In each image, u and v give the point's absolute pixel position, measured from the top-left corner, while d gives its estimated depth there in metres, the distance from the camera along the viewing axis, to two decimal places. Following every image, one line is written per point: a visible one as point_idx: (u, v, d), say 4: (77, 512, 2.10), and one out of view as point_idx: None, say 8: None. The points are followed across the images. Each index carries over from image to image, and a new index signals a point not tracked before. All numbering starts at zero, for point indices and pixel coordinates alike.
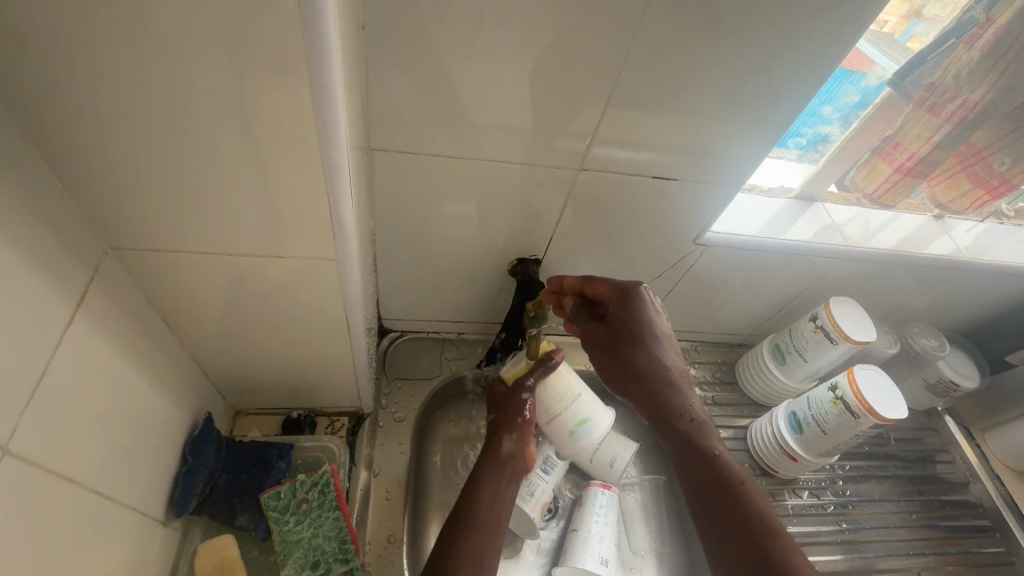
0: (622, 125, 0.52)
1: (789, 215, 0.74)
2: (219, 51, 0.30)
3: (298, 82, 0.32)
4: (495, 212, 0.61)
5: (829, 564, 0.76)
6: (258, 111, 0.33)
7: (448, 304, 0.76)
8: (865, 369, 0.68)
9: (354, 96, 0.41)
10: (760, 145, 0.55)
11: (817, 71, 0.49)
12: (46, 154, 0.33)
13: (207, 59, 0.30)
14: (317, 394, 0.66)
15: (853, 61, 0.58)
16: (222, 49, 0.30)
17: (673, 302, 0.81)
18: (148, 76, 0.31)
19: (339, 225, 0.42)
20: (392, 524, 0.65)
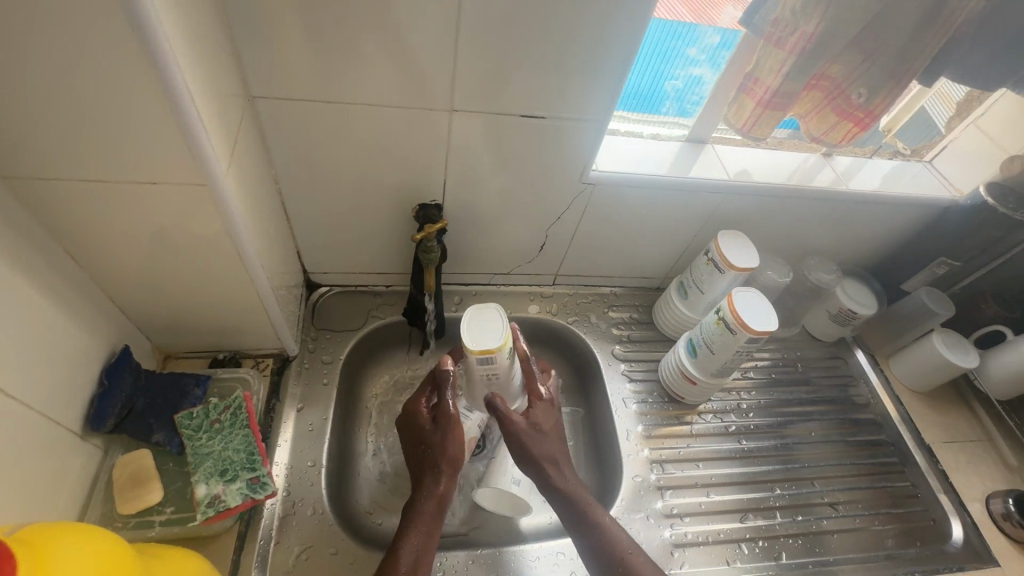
0: (479, 64, 0.57)
1: (677, 155, 0.80)
2: None
3: (126, 13, 0.36)
4: (386, 158, 0.66)
5: (724, 476, 0.81)
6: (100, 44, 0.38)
7: (365, 254, 0.82)
8: (744, 293, 0.73)
9: (208, 37, 0.46)
10: (615, 83, 0.60)
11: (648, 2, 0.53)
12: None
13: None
14: (238, 337, 0.71)
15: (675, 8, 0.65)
16: None
17: (582, 246, 0.87)
18: None
19: (206, 155, 0.47)
20: (314, 451, 0.71)
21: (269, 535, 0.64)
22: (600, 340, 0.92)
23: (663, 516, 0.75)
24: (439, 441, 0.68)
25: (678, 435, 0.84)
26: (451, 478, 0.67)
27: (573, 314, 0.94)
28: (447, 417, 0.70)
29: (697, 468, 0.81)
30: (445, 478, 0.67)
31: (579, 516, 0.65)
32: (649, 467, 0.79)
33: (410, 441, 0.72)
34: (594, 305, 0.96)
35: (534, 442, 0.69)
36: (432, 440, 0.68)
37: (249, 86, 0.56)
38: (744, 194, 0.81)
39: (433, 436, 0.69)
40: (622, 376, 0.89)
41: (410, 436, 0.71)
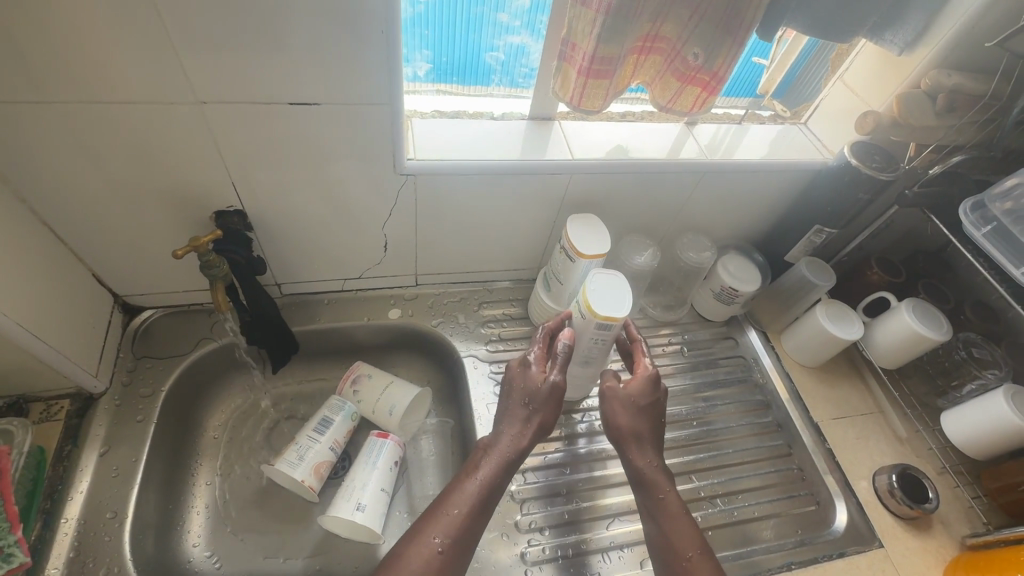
0: (205, 44, 0.48)
1: (517, 135, 0.72)
2: None
3: None
4: (148, 163, 0.58)
5: (593, 478, 0.75)
6: None
7: (178, 271, 0.73)
8: (598, 274, 0.66)
9: None
10: (387, 57, 0.52)
11: None
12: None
13: None
14: (12, 380, 0.62)
15: None
16: None
17: (432, 243, 0.79)
18: None
19: None
20: (117, 500, 0.63)
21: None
22: (467, 341, 0.85)
23: (520, 531, 0.69)
24: (546, 394, 0.62)
25: (550, 437, 0.78)
26: (535, 434, 0.62)
27: (439, 316, 0.87)
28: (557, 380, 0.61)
29: (564, 473, 0.75)
30: (528, 434, 0.61)
31: (649, 499, 0.60)
32: (510, 477, 0.73)
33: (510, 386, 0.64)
34: (464, 304, 0.89)
35: (625, 418, 0.62)
36: (538, 387, 0.61)
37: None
38: (595, 173, 0.74)
39: (547, 392, 0.61)
40: (489, 378, 0.82)
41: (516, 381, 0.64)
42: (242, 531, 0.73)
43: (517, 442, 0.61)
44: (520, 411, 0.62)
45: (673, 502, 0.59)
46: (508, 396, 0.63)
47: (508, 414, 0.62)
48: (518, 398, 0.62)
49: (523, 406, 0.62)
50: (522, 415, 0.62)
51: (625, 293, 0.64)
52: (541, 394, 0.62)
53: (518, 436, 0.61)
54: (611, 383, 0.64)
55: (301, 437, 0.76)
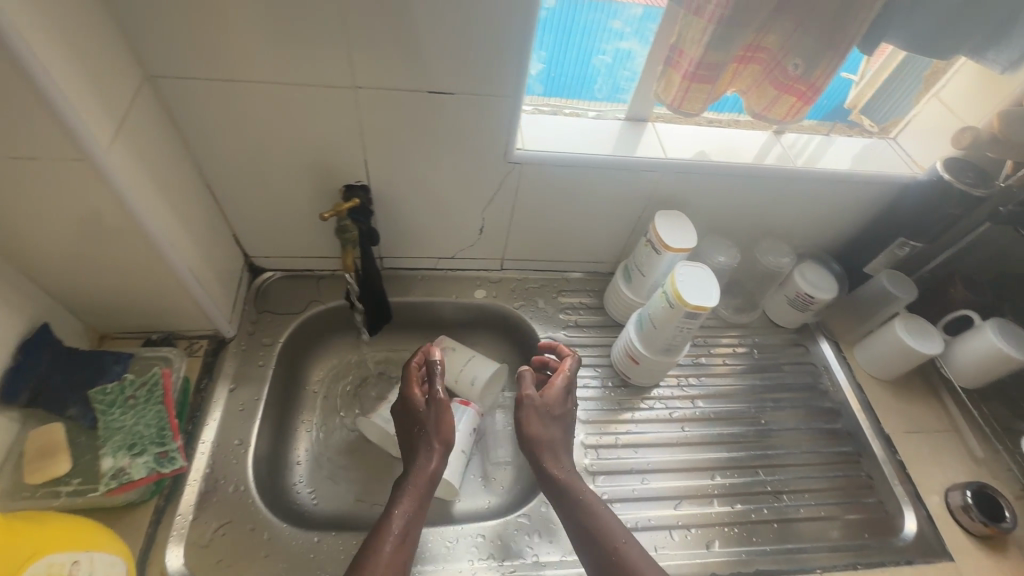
0: (373, 39, 0.56)
1: (615, 134, 0.78)
2: None
3: None
4: (302, 138, 0.66)
5: (662, 462, 0.79)
6: None
7: (302, 237, 0.82)
8: (685, 266, 0.70)
9: (79, 16, 0.46)
10: (520, 54, 0.59)
11: None
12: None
13: None
14: (168, 317, 0.73)
15: None
16: None
17: (523, 230, 0.86)
18: None
19: (80, 129, 0.46)
20: (243, 430, 0.73)
21: (185, 512, 0.65)
22: (546, 324, 0.91)
23: None
24: (442, 428, 0.71)
25: (620, 419, 0.83)
26: (442, 455, 0.71)
27: (521, 299, 0.93)
28: (439, 402, 0.73)
29: (634, 454, 0.79)
30: (436, 456, 0.70)
31: (578, 520, 0.64)
32: (584, 451, 0.78)
33: (405, 423, 0.74)
34: (544, 290, 0.95)
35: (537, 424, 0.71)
36: (427, 425, 0.71)
37: (146, 64, 0.56)
38: (685, 173, 0.78)
39: (448, 430, 0.71)
40: None
41: (404, 420, 0.74)
42: (338, 474, 0.81)
43: (428, 467, 0.69)
44: (427, 444, 0.71)
45: (591, 497, 0.66)
46: (409, 431, 0.73)
47: (419, 447, 0.71)
48: (418, 433, 0.72)
49: (420, 435, 0.72)
50: (423, 446, 0.71)
51: (710, 283, 0.68)
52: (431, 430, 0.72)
53: (430, 461, 0.69)
54: (528, 394, 0.72)
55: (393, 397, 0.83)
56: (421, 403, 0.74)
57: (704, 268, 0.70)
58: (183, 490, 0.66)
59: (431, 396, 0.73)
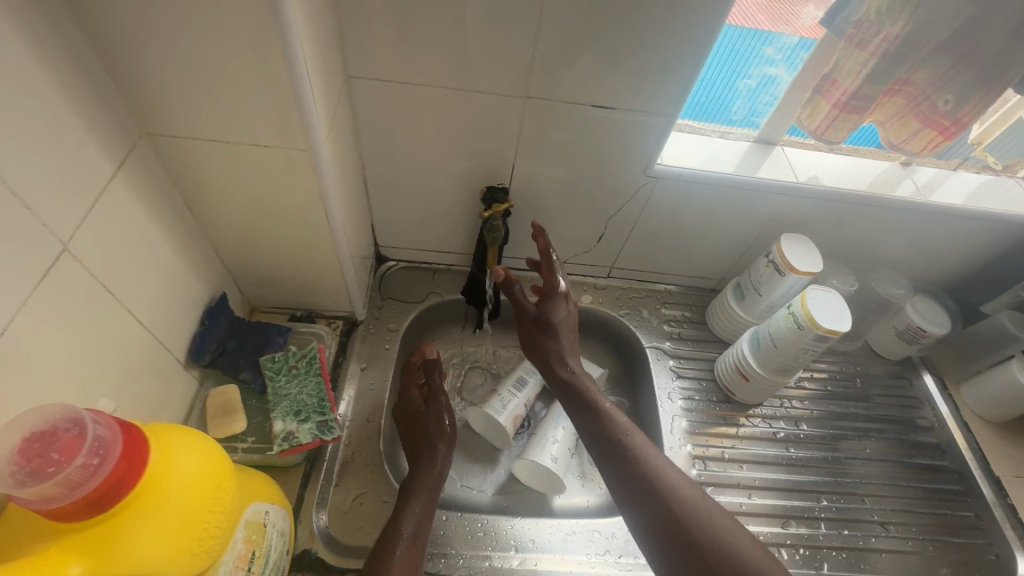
0: (555, 59, 0.60)
1: (746, 156, 0.80)
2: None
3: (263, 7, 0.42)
4: (462, 143, 0.71)
5: (768, 480, 0.80)
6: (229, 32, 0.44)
7: (433, 230, 0.88)
8: (817, 290, 0.72)
9: (321, 26, 0.52)
10: (685, 78, 0.63)
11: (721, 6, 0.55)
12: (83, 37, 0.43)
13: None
14: (314, 297, 0.78)
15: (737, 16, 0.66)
16: None
17: (640, 240, 0.89)
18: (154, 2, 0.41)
19: (310, 127, 0.52)
20: (373, 409, 0.78)
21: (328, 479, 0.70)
22: (650, 334, 0.93)
23: None
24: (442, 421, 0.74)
25: (726, 433, 0.83)
26: (448, 454, 0.72)
27: (625, 307, 0.96)
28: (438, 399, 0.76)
29: (740, 469, 0.80)
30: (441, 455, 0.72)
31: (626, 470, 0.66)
32: (691, 462, 0.80)
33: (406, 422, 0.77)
34: (646, 300, 0.97)
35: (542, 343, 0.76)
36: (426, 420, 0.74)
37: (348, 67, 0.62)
38: (812, 198, 0.80)
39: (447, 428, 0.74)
40: (669, 371, 0.89)
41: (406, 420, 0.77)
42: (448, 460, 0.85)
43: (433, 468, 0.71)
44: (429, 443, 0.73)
45: (612, 422, 0.71)
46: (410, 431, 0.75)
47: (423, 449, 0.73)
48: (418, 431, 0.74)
49: (423, 437, 0.74)
50: (429, 448, 0.72)
51: (845, 312, 0.70)
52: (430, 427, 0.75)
53: (435, 460, 0.70)
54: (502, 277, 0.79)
55: (504, 389, 0.87)
56: (417, 403, 0.77)
57: (837, 295, 0.72)
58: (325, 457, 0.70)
59: (430, 393, 0.78)
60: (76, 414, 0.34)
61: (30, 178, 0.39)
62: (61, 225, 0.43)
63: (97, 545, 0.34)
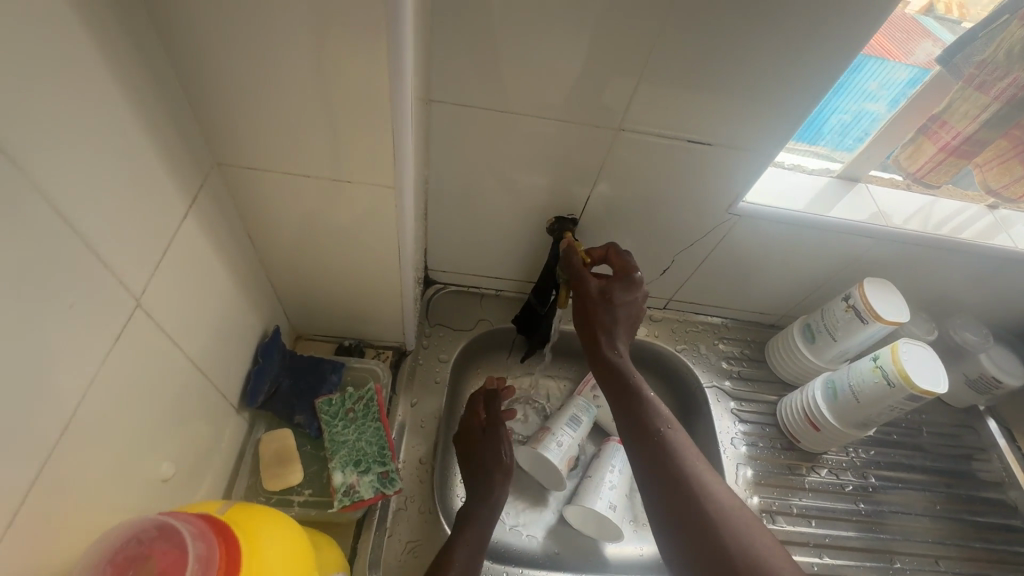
0: (657, 85, 0.58)
1: (830, 193, 0.75)
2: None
3: (383, 33, 0.37)
4: (539, 164, 0.68)
5: (839, 539, 0.76)
6: (337, 56, 0.39)
7: (488, 255, 0.83)
8: (910, 344, 0.68)
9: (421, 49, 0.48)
10: (789, 109, 0.59)
11: (843, 37, 0.53)
12: (167, 60, 0.39)
13: (306, 7, 0.36)
14: (366, 326, 0.73)
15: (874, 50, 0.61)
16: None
17: (706, 274, 0.84)
18: (263, 21, 0.37)
19: (403, 157, 0.47)
20: (424, 449, 0.73)
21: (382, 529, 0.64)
22: (709, 372, 0.89)
23: None
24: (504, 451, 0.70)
25: (790, 485, 0.79)
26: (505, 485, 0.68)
27: (682, 342, 0.91)
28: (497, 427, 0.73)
29: (810, 526, 0.76)
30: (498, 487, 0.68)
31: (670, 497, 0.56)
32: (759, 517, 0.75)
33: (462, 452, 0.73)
34: (703, 335, 0.92)
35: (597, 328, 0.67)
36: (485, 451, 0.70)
37: (430, 89, 0.60)
38: (901, 244, 0.74)
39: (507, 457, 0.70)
40: (730, 414, 0.85)
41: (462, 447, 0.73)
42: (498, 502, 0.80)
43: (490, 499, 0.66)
44: (487, 474, 0.69)
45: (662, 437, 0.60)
46: (469, 462, 0.71)
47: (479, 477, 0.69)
48: (477, 461, 0.70)
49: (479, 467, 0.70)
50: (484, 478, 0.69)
51: (939, 370, 0.66)
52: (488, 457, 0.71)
53: (492, 490, 0.67)
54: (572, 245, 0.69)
55: (558, 428, 0.81)
56: (475, 429, 0.73)
57: (930, 351, 0.68)
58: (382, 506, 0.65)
59: (490, 420, 0.74)
60: (160, 521, 0.32)
61: (114, 223, 0.35)
62: (138, 276, 0.38)
63: None
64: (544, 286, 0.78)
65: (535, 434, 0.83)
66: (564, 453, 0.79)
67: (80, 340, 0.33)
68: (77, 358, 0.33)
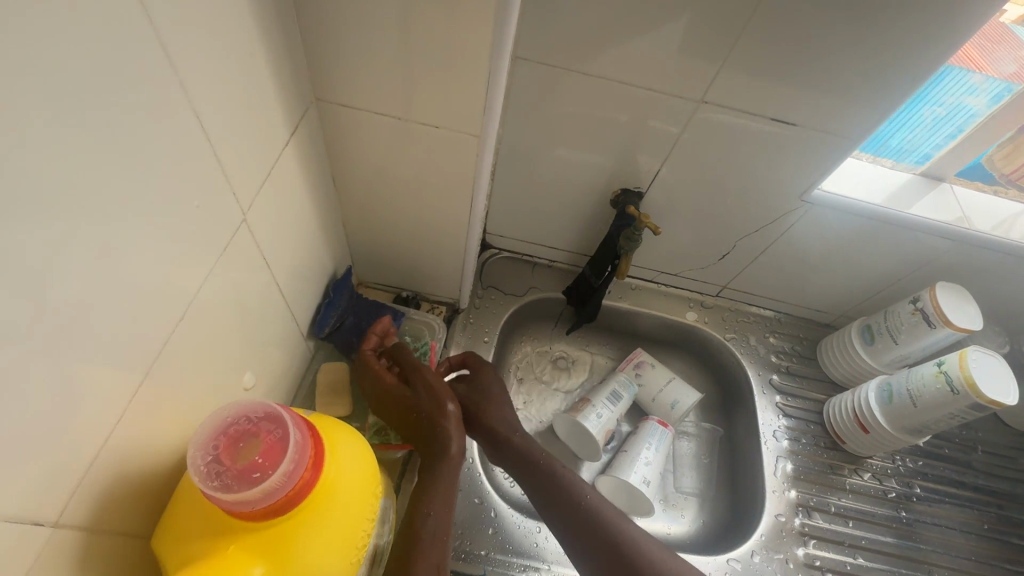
0: (746, 61, 0.56)
1: (911, 191, 0.72)
2: None
3: None
4: (612, 135, 0.68)
5: (876, 542, 0.74)
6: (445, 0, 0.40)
7: (547, 223, 0.84)
8: (982, 352, 0.65)
9: None
10: (884, 93, 0.57)
11: (959, 19, 0.50)
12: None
13: None
14: (424, 280, 0.75)
15: (972, 50, 0.60)
16: None
17: (766, 264, 0.83)
18: None
19: (490, 108, 0.48)
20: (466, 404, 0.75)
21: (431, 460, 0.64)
22: (756, 364, 0.87)
23: (803, 564, 0.71)
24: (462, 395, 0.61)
25: (830, 485, 0.78)
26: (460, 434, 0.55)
27: (732, 331, 0.90)
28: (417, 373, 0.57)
29: (846, 526, 0.75)
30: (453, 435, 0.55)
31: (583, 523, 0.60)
32: (794, 510, 0.74)
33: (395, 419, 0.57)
34: (754, 327, 0.91)
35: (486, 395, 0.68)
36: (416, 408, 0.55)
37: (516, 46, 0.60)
38: (985, 249, 0.71)
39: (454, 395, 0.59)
40: (774, 407, 0.84)
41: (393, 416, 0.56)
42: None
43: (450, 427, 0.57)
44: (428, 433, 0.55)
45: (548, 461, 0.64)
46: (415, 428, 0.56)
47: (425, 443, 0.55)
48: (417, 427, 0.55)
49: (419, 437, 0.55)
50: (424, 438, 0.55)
51: (1010, 380, 0.63)
52: (427, 404, 0.55)
53: (444, 441, 0.54)
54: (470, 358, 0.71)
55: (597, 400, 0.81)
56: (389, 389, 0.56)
57: (1002, 362, 0.65)
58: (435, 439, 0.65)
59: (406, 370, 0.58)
60: (267, 407, 0.34)
61: (233, 141, 0.37)
62: (246, 195, 0.40)
63: (277, 544, 0.33)
64: (600, 258, 0.78)
65: (573, 405, 0.84)
66: (600, 424, 0.79)
67: (196, 245, 0.36)
68: (195, 260, 0.36)
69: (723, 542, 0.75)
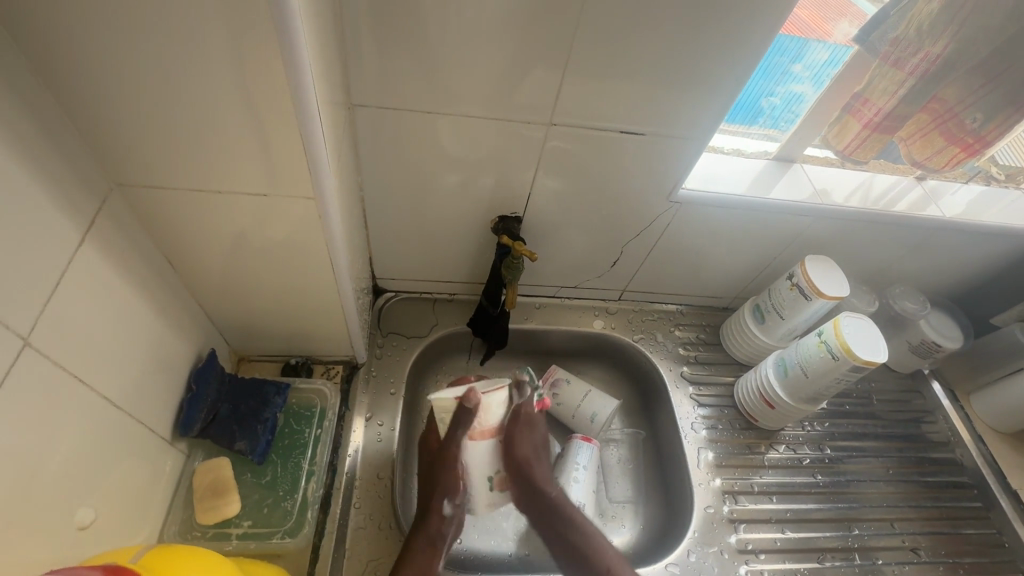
0: (576, 82, 0.58)
1: (767, 176, 0.76)
2: (190, 11, 0.34)
3: (274, 43, 0.36)
4: (474, 166, 0.67)
5: (802, 512, 0.77)
6: (229, 69, 0.38)
7: (435, 259, 0.81)
8: (849, 316, 0.69)
9: (329, 58, 0.47)
10: (710, 93, 0.60)
11: (751, 20, 0.53)
12: (38, 80, 0.37)
13: (184, 19, 0.35)
14: (311, 343, 0.70)
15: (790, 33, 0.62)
16: (191, 12, 0.34)
17: (655, 263, 0.85)
18: (141, 41, 0.35)
19: (317, 166, 0.45)
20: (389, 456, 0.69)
21: (345, 517, 0.62)
22: (666, 359, 0.89)
23: (737, 551, 0.72)
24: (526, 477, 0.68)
25: (750, 465, 0.80)
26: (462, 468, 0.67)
27: (640, 332, 0.91)
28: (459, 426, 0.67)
29: (772, 502, 0.77)
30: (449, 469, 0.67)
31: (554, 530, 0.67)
32: (721, 498, 0.76)
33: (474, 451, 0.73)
34: (659, 323, 0.93)
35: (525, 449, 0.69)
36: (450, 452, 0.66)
37: (351, 93, 0.58)
38: (839, 220, 0.76)
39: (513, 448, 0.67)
40: (690, 399, 0.86)
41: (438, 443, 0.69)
42: None
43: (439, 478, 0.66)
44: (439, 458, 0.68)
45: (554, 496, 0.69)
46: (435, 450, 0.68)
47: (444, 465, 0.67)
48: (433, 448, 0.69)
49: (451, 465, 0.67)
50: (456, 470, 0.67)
51: (879, 340, 0.67)
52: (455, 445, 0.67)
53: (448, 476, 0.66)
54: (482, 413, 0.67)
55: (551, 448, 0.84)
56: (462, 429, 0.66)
57: (869, 323, 0.69)
58: (343, 502, 0.63)
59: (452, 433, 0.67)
60: None
61: None
62: (22, 314, 0.36)
63: None
64: (492, 285, 0.77)
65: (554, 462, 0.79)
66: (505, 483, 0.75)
67: None
68: None
69: (661, 545, 0.75)
